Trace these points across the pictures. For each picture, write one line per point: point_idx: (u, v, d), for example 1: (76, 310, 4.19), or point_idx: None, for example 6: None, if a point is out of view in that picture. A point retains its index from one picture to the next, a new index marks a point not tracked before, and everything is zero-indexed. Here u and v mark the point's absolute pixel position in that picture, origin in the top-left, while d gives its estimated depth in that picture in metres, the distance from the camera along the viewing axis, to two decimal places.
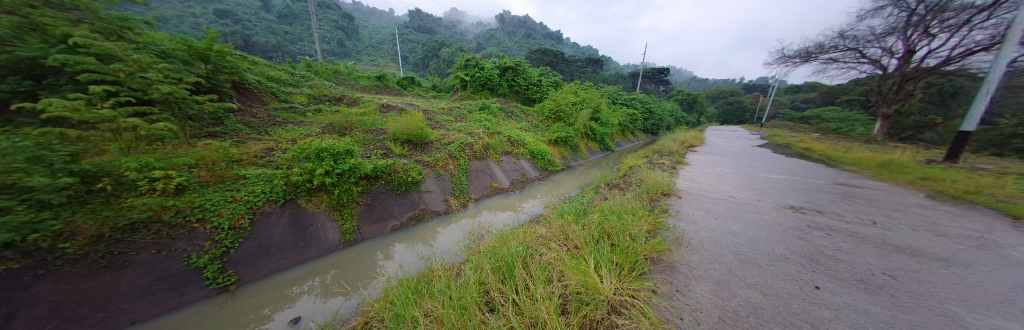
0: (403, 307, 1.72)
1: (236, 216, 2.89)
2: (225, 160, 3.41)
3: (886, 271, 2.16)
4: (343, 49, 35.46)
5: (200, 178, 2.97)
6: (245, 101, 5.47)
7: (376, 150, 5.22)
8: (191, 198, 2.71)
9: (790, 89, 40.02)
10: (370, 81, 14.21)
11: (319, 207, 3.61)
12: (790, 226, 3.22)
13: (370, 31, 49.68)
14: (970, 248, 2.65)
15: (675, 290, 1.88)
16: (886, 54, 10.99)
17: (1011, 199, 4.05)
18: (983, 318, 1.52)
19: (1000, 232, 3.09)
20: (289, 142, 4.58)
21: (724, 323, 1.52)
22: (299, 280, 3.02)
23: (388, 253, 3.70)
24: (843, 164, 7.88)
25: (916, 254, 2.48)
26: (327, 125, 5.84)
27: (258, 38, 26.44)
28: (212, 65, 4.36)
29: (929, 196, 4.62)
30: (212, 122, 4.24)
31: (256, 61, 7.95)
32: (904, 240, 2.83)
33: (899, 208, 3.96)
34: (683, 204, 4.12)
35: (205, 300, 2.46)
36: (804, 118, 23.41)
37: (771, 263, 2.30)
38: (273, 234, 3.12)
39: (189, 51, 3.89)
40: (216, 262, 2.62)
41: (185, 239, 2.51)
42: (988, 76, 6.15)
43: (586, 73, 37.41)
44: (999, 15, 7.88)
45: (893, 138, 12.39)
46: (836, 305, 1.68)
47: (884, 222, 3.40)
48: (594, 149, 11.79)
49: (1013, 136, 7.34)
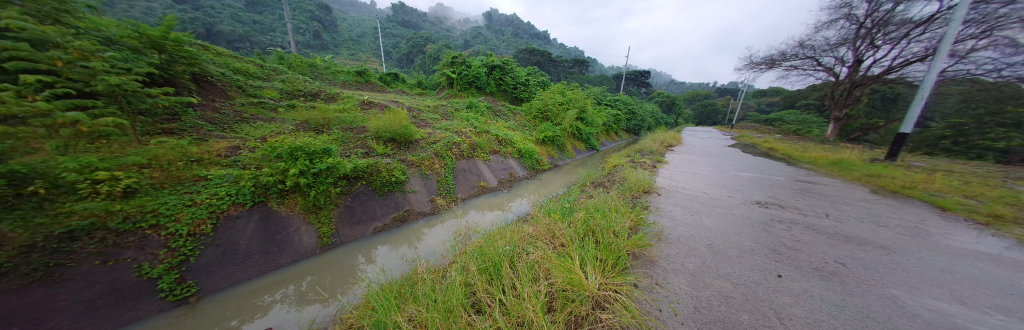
0: (387, 314, 1.65)
1: (197, 222, 2.64)
2: (184, 160, 3.10)
3: (838, 259, 2.39)
4: (320, 42, 33.58)
5: (153, 180, 2.67)
6: (206, 95, 4.97)
7: (356, 149, 4.98)
8: (143, 201, 2.44)
9: (757, 92, 43.14)
10: (350, 77, 13.59)
11: (294, 210, 3.40)
12: (757, 220, 3.47)
13: (349, 24, 47.37)
14: (907, 237, 2.99)
15: (655, 283, 1.96)
16: (839, 63, 12.12)
17: (940, 193, 4.61)
18: (917, 299, 1.72)
19: (930, 222, 3.52)
20: (258, 140, 4.28)
21: (700, 313, 1.60)
22: (271, 288, 2.83)
23: (370, 256, 3.58)
24: (802, 162, 8.62)
25: (862, 243, 2.76)
26: (301, 122, 5.47)
27: (222, 27, 24.48)
28: (166, 55, 3.90)
29: (874, 191, 5.16)
30: (167, 118, 3.84)
31: (220, 51, 7.31)
32: (852, 231, 3.15)
33: (848, 202, 4.40)
34: (662, 201, 4.33)
35: (161, 313, 2.24)
36: (770, 120, 25.33)
37: (740, 254, 2.47)
38: (240, 240, 2.90)
39: (141, 39, 3.49)
40: (174, 271, 2.39)
41: (136, 247, 2.26)
42: (925, 85, 6.90)
43: (573, 75, 38.15)
44: (933, 30, 8.94)
45: (843, 139, 13.71)
46: (795, 292, 1.83)
47: (835, 214, 3.76)
48: (580, 148, 12.08)
49: (942, 137, 8.99)
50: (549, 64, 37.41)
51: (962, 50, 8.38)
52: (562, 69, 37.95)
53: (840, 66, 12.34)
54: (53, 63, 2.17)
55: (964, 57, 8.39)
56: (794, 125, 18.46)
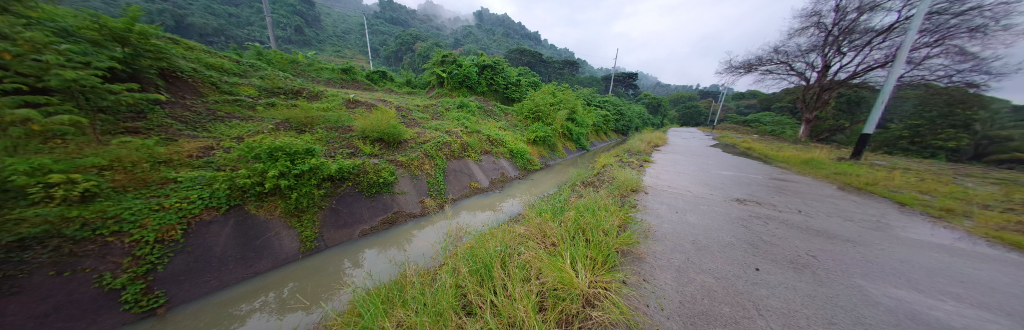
0: (374, 319, 1.60)
1: (165, 228, 2.46)
2: (150, 161, 2.89)
3: (809, 251, 2.54)
4: (303, 37, 32.31)
5: (114, 183, 2.47)
6: (175, 91, 4.65)
7: (342, 149, 4.82)
8: (104, 206, 2.25)
9: (736, 95, 45.22)
10: (334, 74, 13.15)
11: (274, 213, 3.25)
12: (736, 217, 3.63)
13: (334, 20, 45.84)
14: (870, 230, 3.23)
15: (642, 280, 2.01)
16: (810, 68, 12.91)
17: (898, 189, 5.00)
18: (879, 288, 1.86)
19: (890, 216, 3.82)
20: (234, 139, 4.06)
21: (685, 307, 1.66)
22: (249, 297, 2.69)
23: (357, 260, 3.48)
24: (777, 161, 9.12)
25: (831, 237, 2.96)
26: (282, 121, 5.23)
27: (194, 19, 23.05)
28: (131, 48, 3.62)
29: (841, 187, 5.53)
30: (131, 117, 3.56)
31: (191, 45, 6.87)
32: (821, 225, 3.37)
33: (818, 198, 4.69)
34: (649, 199, 4.46)
35: (125, 327, 2.07)
36: (748, 121, 26.64)
37: (721, 249, 2.59)
38: (214, 246, 2.74)
39: (103, 32, 3.23)
40: (140, 281, 2.21)
41: (97, 256, 2.07)
42: (885, 89, 7.46)
43: (563, 76, 38.62)
44: (892, 39, 9.68)
45: (814, 139, 14.61)
46: (772, 284, 1.93)
47: (807, 210, 4.01)
48: (570, 148, 12.24)
49: (898, 138, 9.85)
50: (540, 64, 37.69)
51: (917, 57, 9.14)
52: (553, 69, 38.28)
53: (811, 71, 13.14)
54: (1, 56, 2.00)
55: (919, 64, 9.15)
56: (770, 126, 19.49)
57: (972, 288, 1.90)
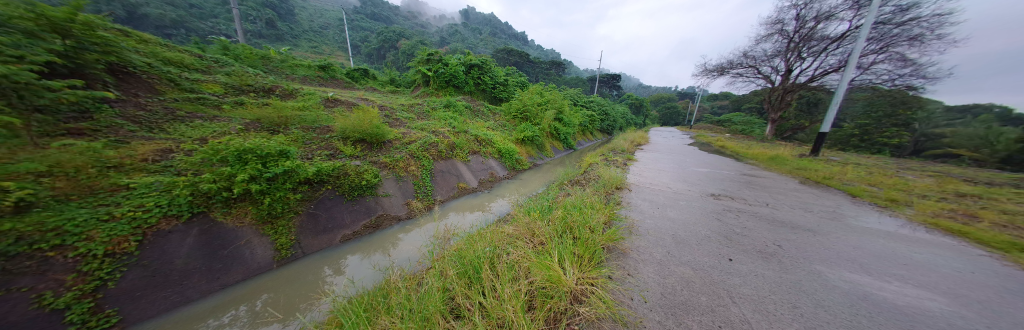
0: (357, 327, 1.55)
1: (116, 240, 2.22)
2: (97, 165, 2.61)
3: (776, 241, 2.75)
4: (275, 32, 30.42)
5: (54, 190, 2.19)
6: (126, 88, 4.23)
7: (320, 151, 4.59)
8: (43, 217, 1.99)
9: (711, 96, 47.93)
10: (311, 71, 12.49)
11: (244, 221, 3.03)
12: (711, 211, 3.85)
13: (310, 14, 43.57)
14: (827, 220, 3.55)
15: (626, 274, 2.09)
16: (774, 71, 13.94)
17: (851, 182, 5.53)
18: (836, 272, 2.05)
19: (843, 206, 4.22)
20: (197, 141, 3.76)
21: (666, 298, 1.74)
22: (216, 311, 2.50)
23: (338, 267, 3.34)
24: (748, 158, 9.76)
25: (795, 227, 3.22)
26: (253, 121, 4.89)
27: (148, 9, 21.06)
28: (73, 40, 3.23)
29: (802, 181, 6.03)
30: (74, 116, 3.20)
31: (144, 37, 6.25)
32: (786, 216, 3.65)
33: (783, 192, 5.08)
34: (632, 196, 4.62)
35: None
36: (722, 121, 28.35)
37: (699, 242, 2.73)
38: (175, 258, 2.51)
39: (40, 22, 2.87)
40: (87, 300, 1.97)
41: (36, 273, 1.81)
42: (839, 92, 8.20)
43: (550, 76, 39.12)
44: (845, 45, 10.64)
45: (779, 138, 15.78)
46: (743, 272, 2.07)
47: (774, 203, 4.33)
48: (558, 147, 12.41)
49: (851, 135, 10.88)
50: (527, 64, 37.95)
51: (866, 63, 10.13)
52: (539, 70, 38.68)
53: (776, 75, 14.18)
54: None
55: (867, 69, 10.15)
56: (741, 125, 20.81)
57: (910, 269, 2.15)
